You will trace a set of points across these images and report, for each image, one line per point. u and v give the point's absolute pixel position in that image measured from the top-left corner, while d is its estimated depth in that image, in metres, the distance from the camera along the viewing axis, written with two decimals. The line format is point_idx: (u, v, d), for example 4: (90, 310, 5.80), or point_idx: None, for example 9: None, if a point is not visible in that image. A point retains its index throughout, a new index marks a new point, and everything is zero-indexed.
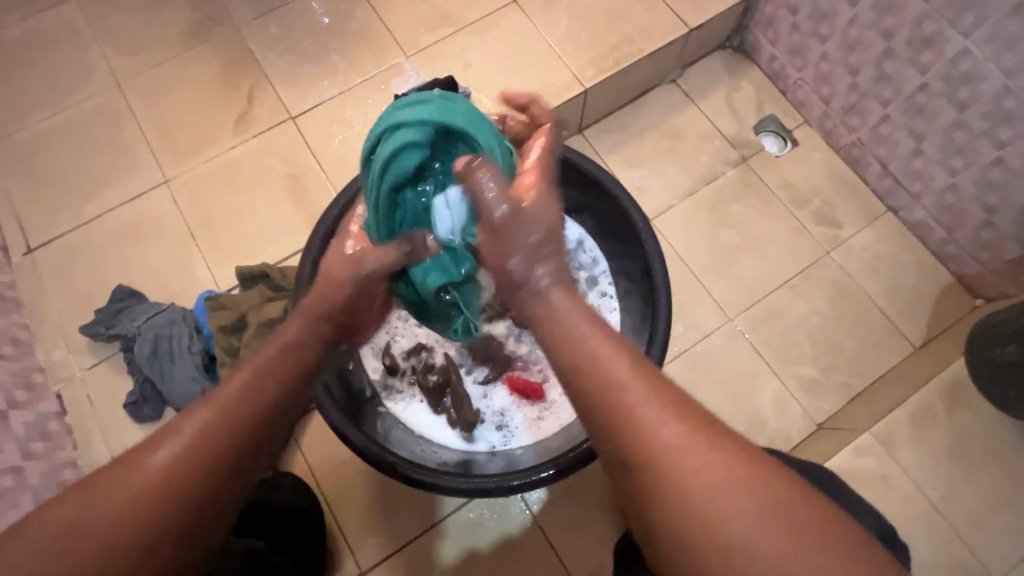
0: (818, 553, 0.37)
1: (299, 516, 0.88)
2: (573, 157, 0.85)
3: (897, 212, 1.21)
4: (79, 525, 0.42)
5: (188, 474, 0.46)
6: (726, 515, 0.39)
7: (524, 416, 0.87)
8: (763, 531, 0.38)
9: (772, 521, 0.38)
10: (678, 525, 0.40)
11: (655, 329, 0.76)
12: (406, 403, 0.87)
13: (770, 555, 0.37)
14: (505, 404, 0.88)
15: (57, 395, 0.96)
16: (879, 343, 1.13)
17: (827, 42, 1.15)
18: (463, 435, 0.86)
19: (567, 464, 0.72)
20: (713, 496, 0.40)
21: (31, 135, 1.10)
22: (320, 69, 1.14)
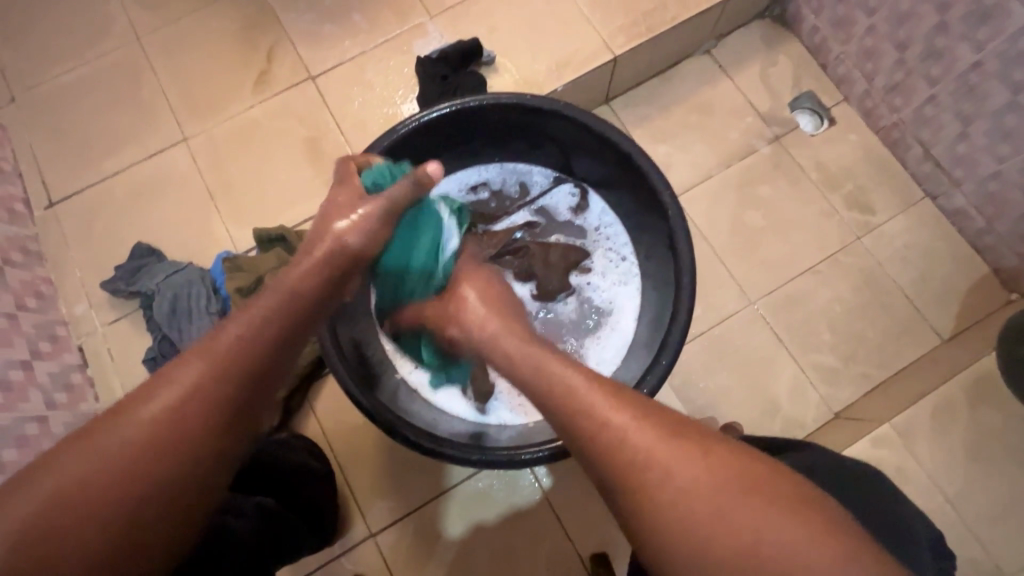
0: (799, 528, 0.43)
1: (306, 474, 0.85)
2: (599, 125, 0.80)
3: (934, 199, 1.15)
4: (105, 461, 0.45)
5: (175, 412, 0.48)
6: (718, 516, 0.45)
7: None
8: (751, 520, 0.44)
9: (753, 507, 0.45)
10: (682, 535, 0.46)
11: (677, 304, 0.74)
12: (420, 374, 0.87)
13: (766, 544, 0.43)
14: None
15: (80, 347, 0.97)
16: (904, 334, 1.10)
17: (875, 14, 1.08)
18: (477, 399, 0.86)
19: None
20: (700, 501, 0.46)
21: (54, 89, 1.09)
22: (341, 28, 1.11)
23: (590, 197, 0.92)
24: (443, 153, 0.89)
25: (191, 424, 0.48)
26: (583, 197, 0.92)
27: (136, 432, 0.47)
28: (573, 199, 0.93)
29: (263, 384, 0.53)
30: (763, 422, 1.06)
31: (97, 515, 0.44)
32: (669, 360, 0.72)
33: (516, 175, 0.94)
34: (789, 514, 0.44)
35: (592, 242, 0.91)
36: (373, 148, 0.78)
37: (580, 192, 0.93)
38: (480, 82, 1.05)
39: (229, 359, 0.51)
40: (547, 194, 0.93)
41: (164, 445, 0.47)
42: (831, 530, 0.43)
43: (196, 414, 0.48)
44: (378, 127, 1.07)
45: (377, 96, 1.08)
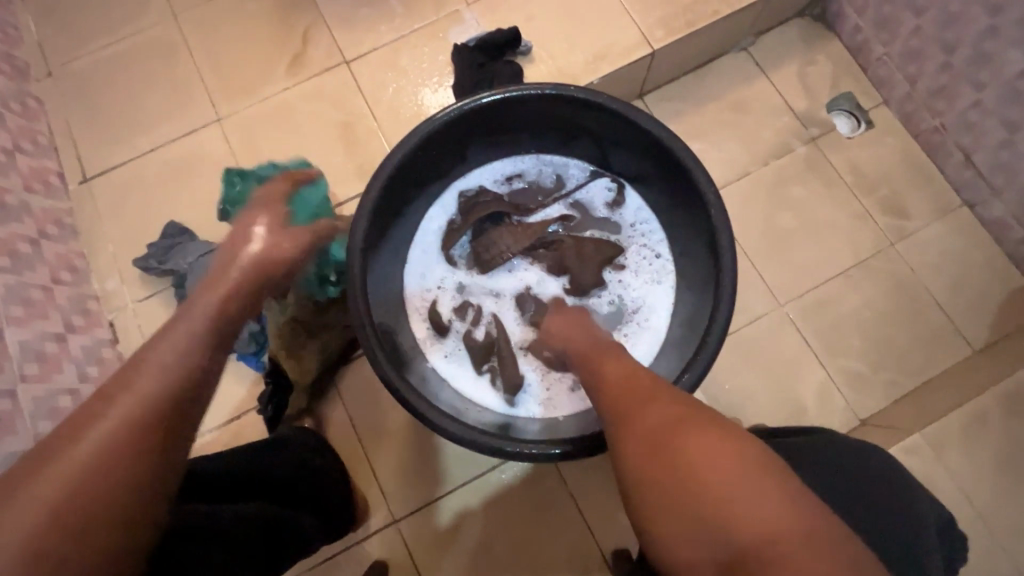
0: (738, 464, 0.44)
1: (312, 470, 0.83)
2: (641, 118, 0.79)
3: (972, 207, 1.13)
4: (91, 450, 0.40)
5: (150, 389, 0.44)
6: (665, 433, 0.49)
7: (565, 384, 0.85)
8: (694, 442, 0.47)
9: (700, 434, 0.47)
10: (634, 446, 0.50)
11: (717, 304, 0.73)
12: (450, 363, 0.87)
13: (698, 463, 0.45)
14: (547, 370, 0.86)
15: (110, 323, 0.97)
16: (936, 343, 1.08)
17: (922, 16, 1.05)
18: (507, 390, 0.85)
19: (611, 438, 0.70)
20: (656, 423, 0.51)
21: (91, 64, 1.09)
22: (378, 13, 1.10)
23: (627, 192, 0.91)
24: (482, 142, 0.88)
25: (115, 453, 0.41)
26: (620, 193, 0.91)
27: (92, 456, 0.40)
28: (610, 194, 0.91)
29: (193, 401, 0.46)
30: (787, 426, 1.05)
31: (86, 502, 0.39)
32: (707, 359, 0.71)
33: (553, 169, 0.93)
34: (724, 448, 0.46)
35: (627, 239, 0.90)
36: (415, 136, 0.78)
37: (617, 187, 0.91)
38: (517, 72, 1.04)
39: (176, 351, 0.46)
40: (583, 188, 0.92)
41: (88, 478, 0.39)
42: (771, 477, 0.43)
43: (143, 426, 0.42)
44: (411, 114, 1.07)
45: (412, 82, 1.07)
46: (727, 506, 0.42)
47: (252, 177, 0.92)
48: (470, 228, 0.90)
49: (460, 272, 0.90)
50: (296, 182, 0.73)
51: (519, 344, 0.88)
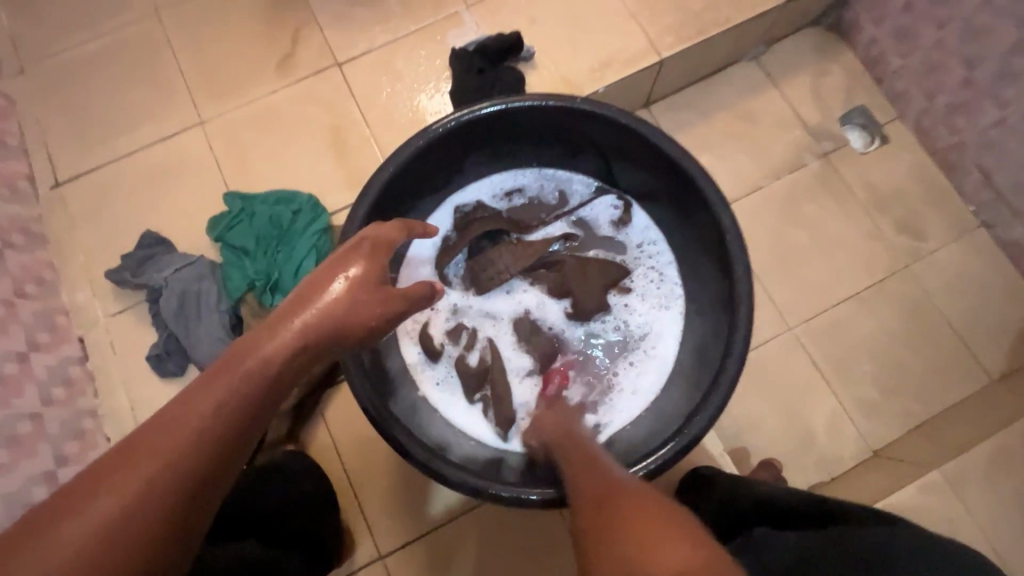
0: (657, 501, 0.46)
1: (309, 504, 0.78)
2: (653, 133, 0.74)
3: (991, 228, 1.08)
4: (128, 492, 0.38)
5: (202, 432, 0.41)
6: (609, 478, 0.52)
7: None
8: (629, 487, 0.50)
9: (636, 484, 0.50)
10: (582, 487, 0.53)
11: (732, 336, 0.68)
12: (441, 390, 0.81)
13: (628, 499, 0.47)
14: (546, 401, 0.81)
15: (80, 339, 0.91)
16: (952, 371, 1.03)
17: (944, 28, 1.01)
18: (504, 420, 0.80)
19: None
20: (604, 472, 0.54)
21: (66, 60, 1.03)
22: (372, 13, 1.04)
23: (634, 211, 0.85)
24: (480, 156, 0.83)
25: (155, 498, 0.39)
26: (627, 212, 0.85)
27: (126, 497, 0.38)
28: (615, 212, 0.86)
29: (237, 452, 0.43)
30: (796, 456, 1.00)
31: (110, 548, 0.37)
32: (721, 399, 0.66)
33: (555, 185, 0.87)
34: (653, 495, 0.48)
35: (635, 261, 0.84)
36: (408, 149, 0.73)
37: (623, 205, 0.86)
38: (518, 79, 0.99)
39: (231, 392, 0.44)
40: (587, 206, 0.87)
41: (115, 525, 0.37)
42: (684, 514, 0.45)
43: (181, 475, 0.40)
44: (406, 121, 1.01)
45: (407, 87, 1.02)
46: (639, 523, 0.43)
47: (221, 226, 0.91)
48: (466, 246, 0.85)
49: (455, 292, 0.84)
50: (410, 234, 0.64)
51: (517, 373, 0.82)
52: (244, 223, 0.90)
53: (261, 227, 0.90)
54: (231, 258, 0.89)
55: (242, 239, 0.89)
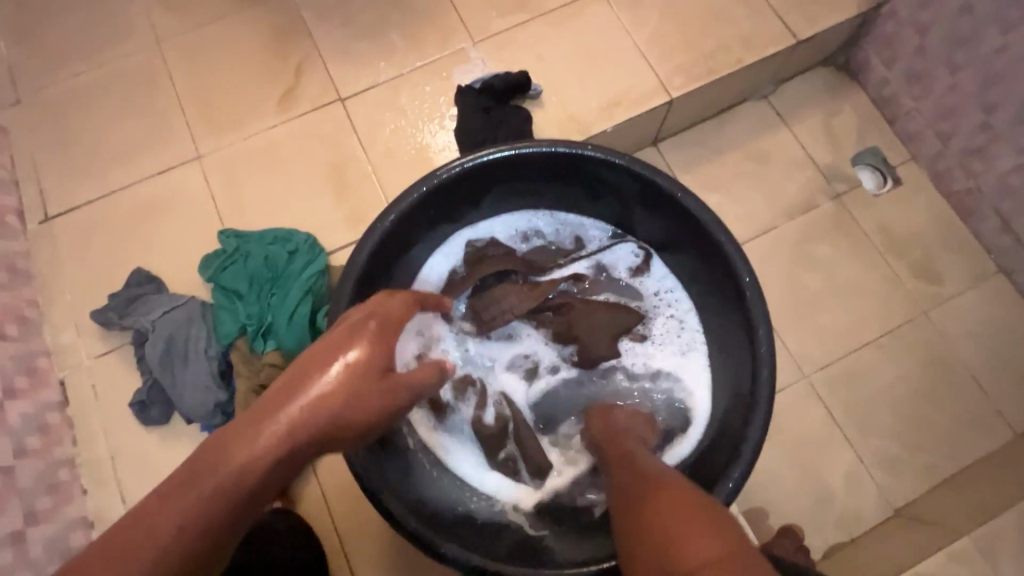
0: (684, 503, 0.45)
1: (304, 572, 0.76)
2: (670, 184, 0.71)
3: (1010, 274, 1.05)
4: None
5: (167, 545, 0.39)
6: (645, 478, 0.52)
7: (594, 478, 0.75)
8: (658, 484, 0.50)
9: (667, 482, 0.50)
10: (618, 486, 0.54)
11: (753, 408, 0.65)
12: (454, 457, 0.75)
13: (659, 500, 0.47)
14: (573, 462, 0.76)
15: (61, 382, 0.86)
16: (975, 425, 0.98)
17: (960, 72, 0.99)
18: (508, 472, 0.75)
19: None
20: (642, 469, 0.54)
21: (62, 91, 1.01)
22: (377, 48, 1.02)
23: (654, 261, 0.82)
24: (492, 198, 0.80)
25: None
26: (647, 262, 0.82)
27: None
28: (636, 260, 0.82)
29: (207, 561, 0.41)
30: (814, 513, 0.94)
31: None
32: (741, 475, 0.62)
33: (574, 229, 0.84)
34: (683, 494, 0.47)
35: (652, 312, 0.81)
36: (413, 194, 0.70)
37: (643, 254, 0.82)
38: (525, 119, 0.97)
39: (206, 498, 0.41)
40: (606, 251, 0.83)
41: None
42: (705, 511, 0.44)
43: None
44: (408, 157, 0.98)
45: (411, 123, 0.99)
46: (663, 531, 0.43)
47: (215, 266, 0.87)
48: (474, 282, 0.81)
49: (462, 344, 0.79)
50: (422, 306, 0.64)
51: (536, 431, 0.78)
52: (236, 263, 0.87)
53: (252, 267, 0.86)
54: (223, 301, 0.85)
55: (233, 280, 0.86)
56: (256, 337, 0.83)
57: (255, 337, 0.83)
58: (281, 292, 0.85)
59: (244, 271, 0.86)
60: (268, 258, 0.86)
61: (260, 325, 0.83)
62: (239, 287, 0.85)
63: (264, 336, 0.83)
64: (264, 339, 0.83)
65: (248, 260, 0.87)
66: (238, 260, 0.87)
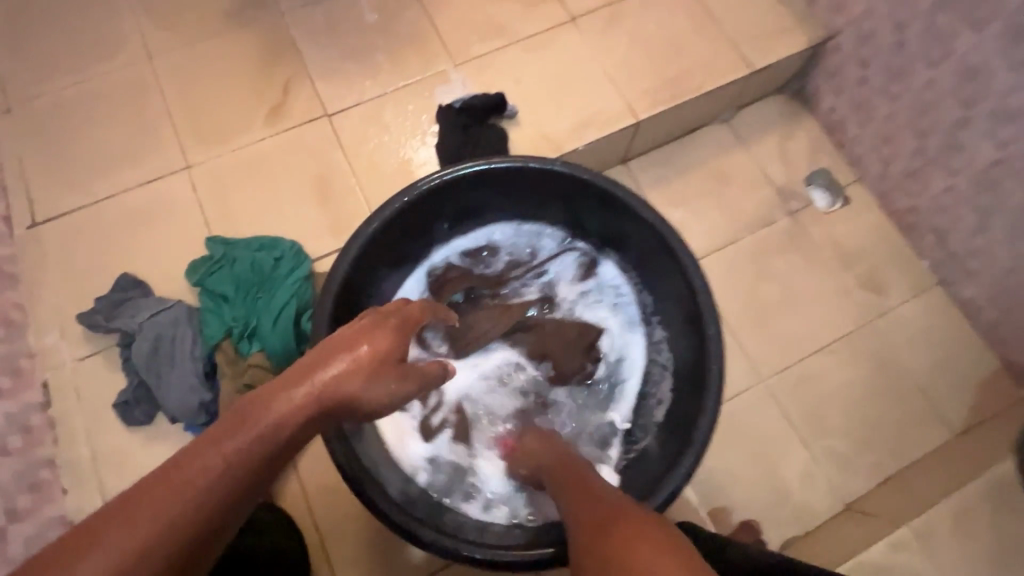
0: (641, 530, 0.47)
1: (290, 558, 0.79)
2: (632, 199, 0.78)
3: (947, 286, 1.14)
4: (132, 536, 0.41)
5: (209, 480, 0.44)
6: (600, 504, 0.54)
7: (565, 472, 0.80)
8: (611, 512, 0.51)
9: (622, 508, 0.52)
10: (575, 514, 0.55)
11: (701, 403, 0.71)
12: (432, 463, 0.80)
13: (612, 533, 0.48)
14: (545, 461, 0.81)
15: (43, 383, 0.88)
16: (917, 425, 1.06)
17: (896, 102, 1.08)
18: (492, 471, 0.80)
19: None
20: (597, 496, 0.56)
21: (53, 102, 1.04)
22: (362, 68, 1.08)
23: (602, 265, 0.89)
24: (460, 213, 0.85)
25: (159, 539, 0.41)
26: (596, 269, 0.89)
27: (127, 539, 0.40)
28: (583, 266, 0.90)
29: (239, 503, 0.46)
30: (770, 509, 1.00)
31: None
32: (693, 461, 0.68)
33: (530, 243, 0.90)
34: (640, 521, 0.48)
35: (604, 312, 0.88)
36: (395, 202, 0.75)
37: (588, 259, 0.90)
38: (502, 137, 1.03)
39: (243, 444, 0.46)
40: (556, 260, 0.90)
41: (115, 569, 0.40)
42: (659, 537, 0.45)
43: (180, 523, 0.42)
44: (391, 171, 1.03)
45: (394, 139, 1.05)
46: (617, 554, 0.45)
47: (202, 271, 0.91)
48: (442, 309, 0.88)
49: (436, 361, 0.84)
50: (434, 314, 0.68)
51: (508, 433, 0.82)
52: (224, 269, 0.90)
53: (240, 272, 0.90)
54: (209, 304, 0.89)
55: (221, 284, 0.89)
56: (242, 338, 0.86)
57: (241, 339, 0.86)
58: (267, 296, 0.88)
59: (232, 276, 0.89)
60: (255, 264, 0.90)
61: (246, 328, 0.86)
62: (227, 291, 0.89)
63: (250, 338, 0.86)
64: (251, 341, 0.86)
65: (236, 265, 0.90)
66: (226, 265, 0.91)
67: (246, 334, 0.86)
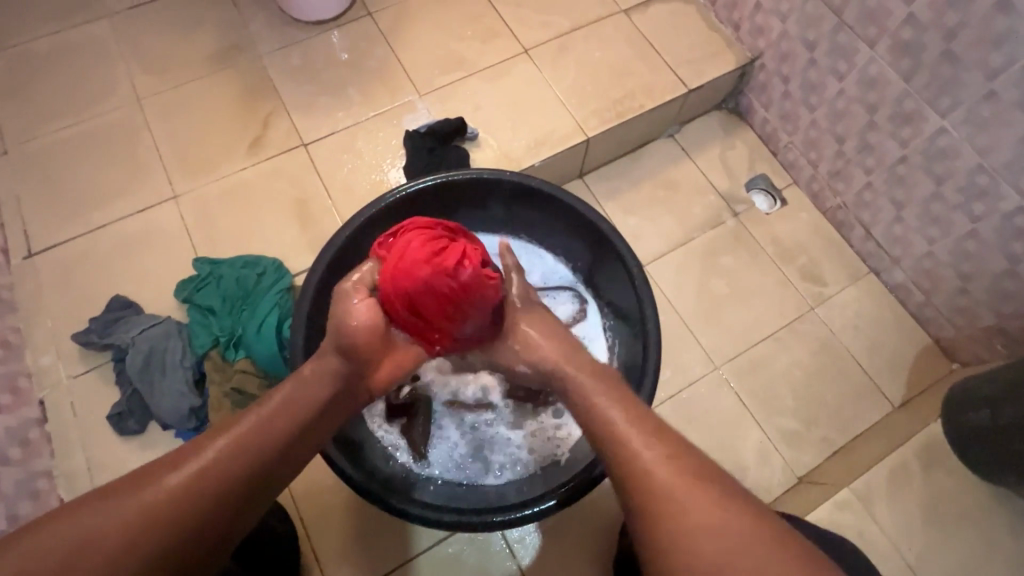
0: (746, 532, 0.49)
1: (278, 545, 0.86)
2: (574, 203, 0.88)
3: (879, 274, 1.25)
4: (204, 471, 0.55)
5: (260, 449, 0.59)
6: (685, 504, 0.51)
7: (481, 470, 0.87)
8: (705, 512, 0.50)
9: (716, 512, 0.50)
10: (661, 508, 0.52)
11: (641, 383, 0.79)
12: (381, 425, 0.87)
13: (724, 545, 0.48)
14: (468, 456, 0.88)
15: (40, 401, 0.94)
16: (859, 400, 1.15)
17: (815, 111, 1.21)
18: (441, 468, 0.87)
19: (557, 500, 0.73)
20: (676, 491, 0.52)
21: (48, 143, 1.13)
22: (336, 101, 1.19)
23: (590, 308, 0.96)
24: None
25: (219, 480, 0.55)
26: (580, 299, 0.97)
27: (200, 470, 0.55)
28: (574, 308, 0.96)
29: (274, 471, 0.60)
30: None
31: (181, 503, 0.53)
32: None
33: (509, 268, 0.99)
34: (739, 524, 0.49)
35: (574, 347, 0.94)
36: (362, 214, 0.83)
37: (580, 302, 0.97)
38: (464, 156, 1.13)
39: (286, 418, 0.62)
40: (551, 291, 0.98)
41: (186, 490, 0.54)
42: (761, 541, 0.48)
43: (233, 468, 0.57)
44: (365, 192, 1.13)
45: (366, 163, 1.15)
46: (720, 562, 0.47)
47: (190, 288, 1.00)
48: None
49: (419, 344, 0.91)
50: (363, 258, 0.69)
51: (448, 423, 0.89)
52: (211, 285, 0.99)
53: (225, 286, 0.99)
54: (197, 318, 0.98)
55: (209, 299, 0.98)
56: (228, 347, 0.95)
57: (226, 347, 0.95)
58: (251, 309, 0.97)
59: (219, 292, 0.99)
60: (239, 280, 0.99)
61: (231, 338, 0.95)
62: (213, 306, 0.97)
63: (235, 347, 0.95)
64: (235, 349, 0.95)
65: (222, 282, 0.99)
66: (214, 282, 1.00)
67: (232, 343, 0.95)
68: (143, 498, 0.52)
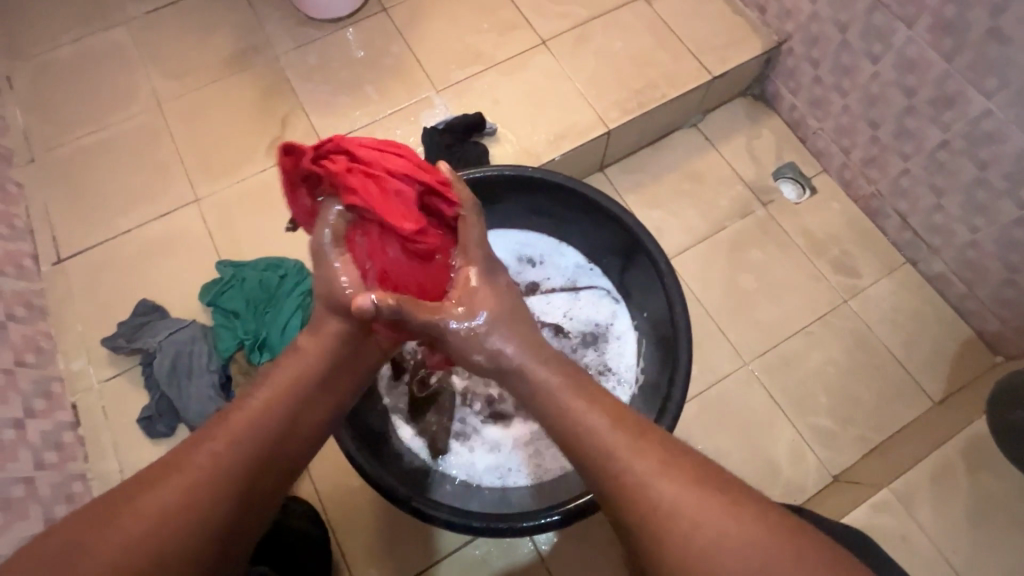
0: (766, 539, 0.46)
1: (309, 543, 0.89)
2: (599, 198, 0.85)
3: (916, 263, 1.20)
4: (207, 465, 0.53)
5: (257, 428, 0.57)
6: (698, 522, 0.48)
7: (493, 477, 0.85)
8: (722, 528, 0.47)
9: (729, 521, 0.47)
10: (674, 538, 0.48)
11: (671, 384, 0.76)
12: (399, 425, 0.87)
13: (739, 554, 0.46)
14: (481, 463, 0.86)
15: (74, 405, 0.96)
16: (895, 396, 1.11)
17: (848, 96, 1.16)
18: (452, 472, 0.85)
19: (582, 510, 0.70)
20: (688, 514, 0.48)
21: (74, 150, 1.14)
22: (353, 100, 1.18)
23: (620, 308, 0.94)
24: None
25: (221, 466, 0.54)
26: (611, 299, 0.94)
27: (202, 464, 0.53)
28: (605, 309, 0.94)
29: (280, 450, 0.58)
30: (761, 485, 1.06)
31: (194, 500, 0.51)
32: (667, 426, 0.74)
33: (534, 266, 0.97)
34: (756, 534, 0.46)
35: (599, 352, 0.92)
36: None
37: (610, 300, 0.94)
38: (483, 152, 1.12)
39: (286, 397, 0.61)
40: (585, 290, 0.95)
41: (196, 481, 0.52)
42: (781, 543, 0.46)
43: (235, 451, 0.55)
44: None
45: None
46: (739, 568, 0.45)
47: (214, 291, 1.01)
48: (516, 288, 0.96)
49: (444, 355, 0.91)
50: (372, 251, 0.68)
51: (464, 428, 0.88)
52: (234, 287, 1.00)
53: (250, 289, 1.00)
54: (222, 320, 0.99)
55: (233, 302, 0.99)
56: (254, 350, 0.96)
57: (251, 349, 0.97)
58: (276, 311, 0.98)
59: (243, 294, 1.00)
60: (262, 283, 1.00)
61: (256, 341, 0.97)
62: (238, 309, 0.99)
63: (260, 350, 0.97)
64: (261, 351, 0.96)
65: (246, 285, 1.00)
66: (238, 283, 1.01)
67: (257, 345, 0.97)
68: (167, 497, 0.50)
